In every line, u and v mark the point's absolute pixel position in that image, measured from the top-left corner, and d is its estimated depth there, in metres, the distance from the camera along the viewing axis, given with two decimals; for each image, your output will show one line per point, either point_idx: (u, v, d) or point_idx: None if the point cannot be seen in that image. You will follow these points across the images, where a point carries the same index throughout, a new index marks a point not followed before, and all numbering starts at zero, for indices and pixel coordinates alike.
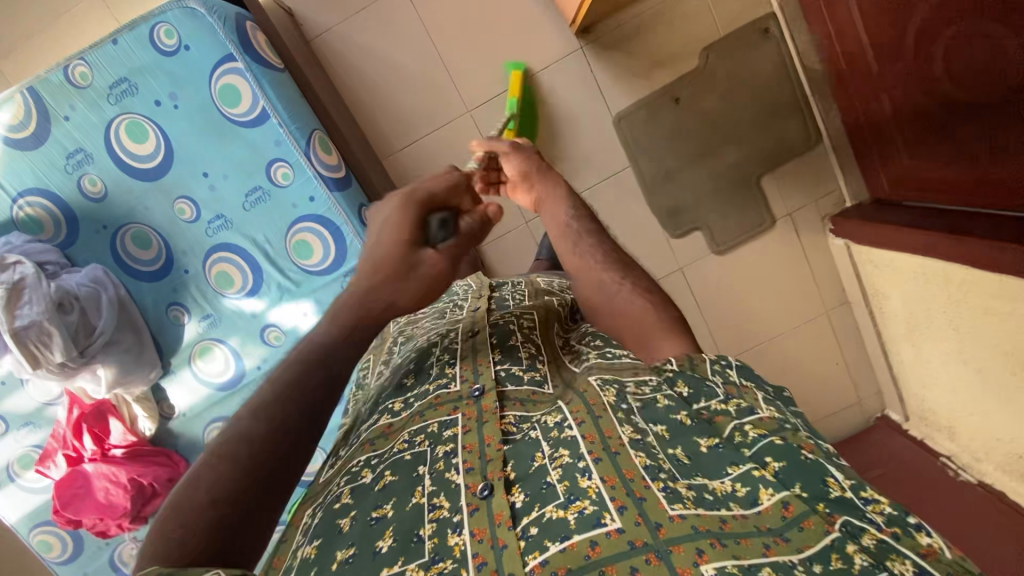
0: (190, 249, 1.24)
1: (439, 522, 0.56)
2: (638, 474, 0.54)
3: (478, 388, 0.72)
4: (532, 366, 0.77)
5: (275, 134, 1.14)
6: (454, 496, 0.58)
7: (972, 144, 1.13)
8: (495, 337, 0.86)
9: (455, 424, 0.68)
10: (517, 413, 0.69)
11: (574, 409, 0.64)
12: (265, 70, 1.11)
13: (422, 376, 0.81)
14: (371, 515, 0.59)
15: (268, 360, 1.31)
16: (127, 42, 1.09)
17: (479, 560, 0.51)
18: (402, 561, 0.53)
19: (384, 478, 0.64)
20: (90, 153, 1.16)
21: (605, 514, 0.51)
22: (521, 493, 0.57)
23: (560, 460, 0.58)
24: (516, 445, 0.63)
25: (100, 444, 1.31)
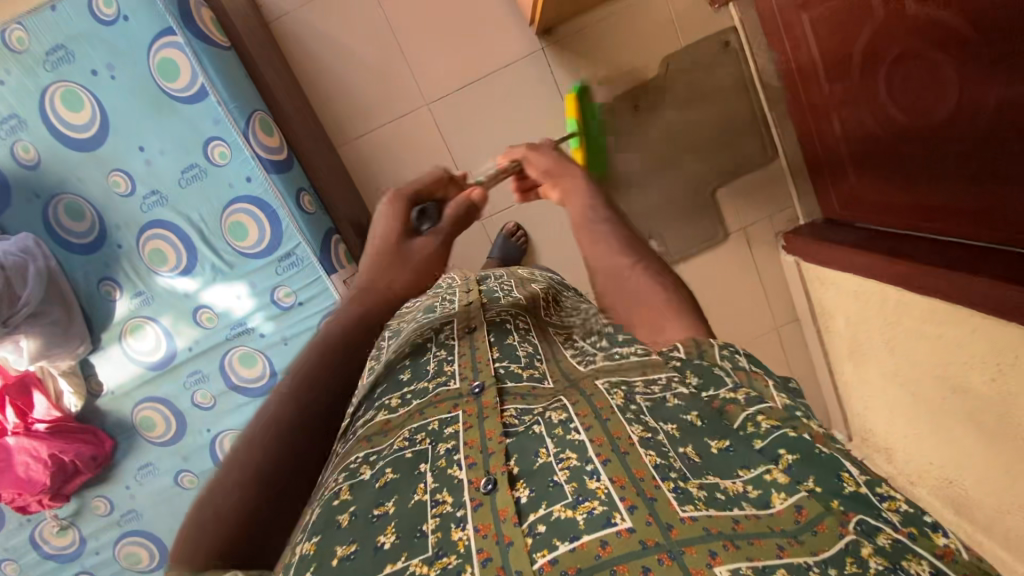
0: (124, 223, 1.22)
1: (442, 517, 0.51)
2: (648, 474, 0.49)
3: (478, 384, 0.67)
4: (534, 365, 0.72)
5: (214, 112, 1.13)
6: (457, 491, 0.53)
7: (911, 167, 1.14)
8: (495, 334, 0.81)
9: (455, 421, 0.63)
10: (518, 406, 0.63)
11: (579, 410, 0.58)
12: (206, 47, 1.10)
13: (421, 372, 0.75)
14: (373, 512, 0.54)
15: (200, 342, 1.30)
16: (67, 9, 1.07)
17: (483, 556, 0.46)
18: (405, 556, 0.49)
19: (385, 474, 0.58)
20: (24, 120, 1.14)
21: (615, 513, 0.45)
22: (526, 490, 0.51)
23: (567, 461, 0.52)
24: (518, 437, 0.58)
25: (23, 417, 1.29)
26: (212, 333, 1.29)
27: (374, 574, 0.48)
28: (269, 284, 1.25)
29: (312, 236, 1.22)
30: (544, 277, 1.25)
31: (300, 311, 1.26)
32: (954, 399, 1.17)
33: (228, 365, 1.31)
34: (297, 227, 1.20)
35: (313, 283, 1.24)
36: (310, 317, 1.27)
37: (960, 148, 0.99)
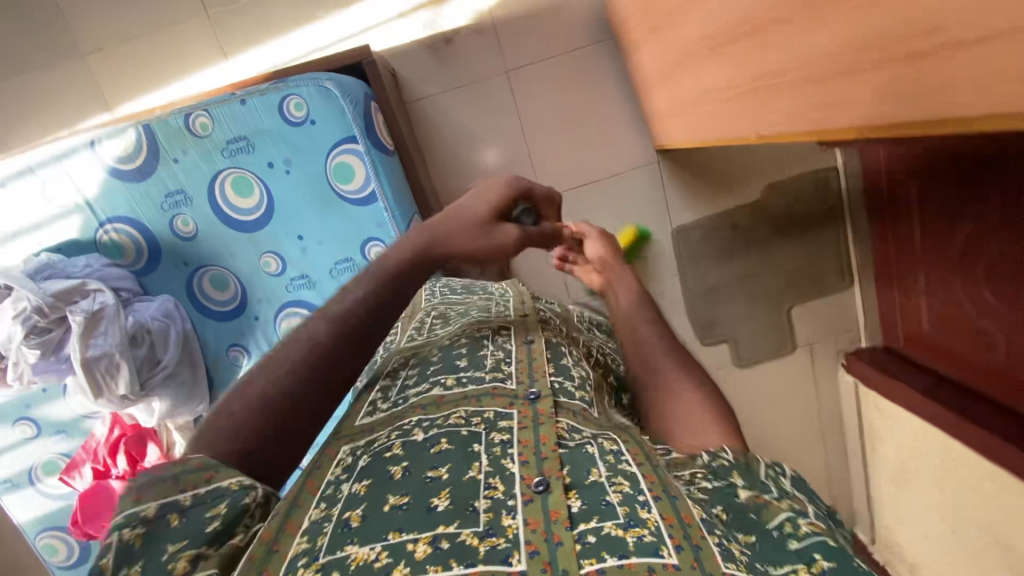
0: (266, 299, 1.27)
1: (494, 500, 0.47)
2: (697, 522, 0.45)
3: (536, 391, 0.63)
4: (585, 388, 0.68)
5: (379, 216, 1.18)
6: (511, 482, 0.49)
7: (994, 343, 1.29)
8: (550, 350, 0.77)
9: (511, 418, 0.60)
10: (571, 423, 0.59)
11: (633, 445, 0.55)
12: (383, 156, 1.15)
13: (478, 359, 0.72)
14: (425, 473, 0.50)
15: None
16: (256, 105, 1.11)
17: (533, 548, 0.42)
18: (458, 523, 0.44)
19: (441, 442, 0.54)
20: (189, 196, 1.18)
21: (664, 547, 0.41)
22: (580, 500, 0.47)
23: (620, 485, 0.48)
24: (573, 454, 0.53)
25: (132, 464, 1.32)
26: None
27: (423, 529, 0.44)
28: None
29: None
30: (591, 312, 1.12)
31: None
32: (997, 548, 1.33)
33: None
34: None
35: None
36: None
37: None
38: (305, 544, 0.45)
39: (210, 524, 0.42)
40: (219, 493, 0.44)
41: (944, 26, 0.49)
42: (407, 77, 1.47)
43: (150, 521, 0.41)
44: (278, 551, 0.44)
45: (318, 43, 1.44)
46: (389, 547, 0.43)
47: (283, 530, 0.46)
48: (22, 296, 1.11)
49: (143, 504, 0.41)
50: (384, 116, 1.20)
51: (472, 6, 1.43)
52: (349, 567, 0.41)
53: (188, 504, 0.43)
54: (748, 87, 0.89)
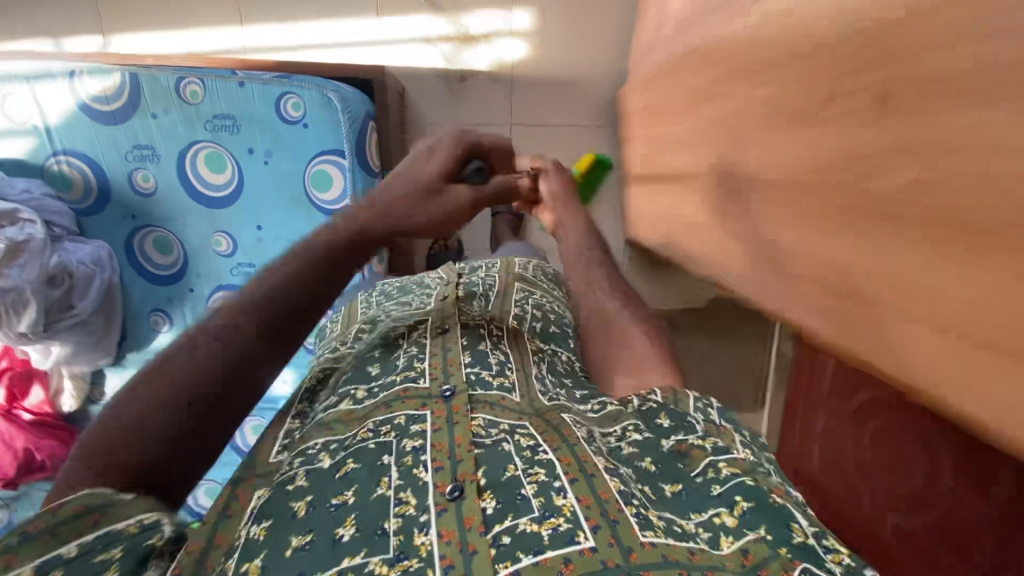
0: (206, 275, 1.24)
1: (405, 518, 0.43)
2: (613, 496, 0.44)
3: (449, 387, 0.58)
4: (503, 374, 0.65)
5: None
6: (424, 494, 0.45)
7: (857, 503, 1.35)
8: (469, 340, 0.71)
9: (422, 420, 0.54)
10: (484, 417, 0.55)
11: (546, 435, 0.53)
12: (364, 177, 1.16)
13: (388, 367, 0.66)
14: (330, 502, 0.45)
15: None
16: (252, 91, 1.10)
17: (447, 563, 0.39)
18: (366, 552, 0.41)
19: (347, 463, 0.49)
20: (158, 155, 1.14)
21: (580, 533, 0.41)
22: (494, 502, 0.44)
23: (535, 477, 0.47)
24: (489, 451, 0.50)
25: (9, 401, 1.24)
26: None
27: (326, 567, 0.40)
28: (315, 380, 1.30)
29: None
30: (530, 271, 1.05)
31: None
32: None
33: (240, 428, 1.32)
34: None
35: None
36: None
37: (963, 454, 1.02)
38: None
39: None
40: (114, 537, 0.36)
41: (861, 290, 0.57)
42: (413, 101, 1.48)
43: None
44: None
45: (337, 39, 1.43)
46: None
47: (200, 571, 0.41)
48: None
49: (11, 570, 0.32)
50: (378, 137, 1.22)
51: (495, 55, 1.46)
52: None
53: (72, 557, 0.35)
54: (705, 238, 0.97)
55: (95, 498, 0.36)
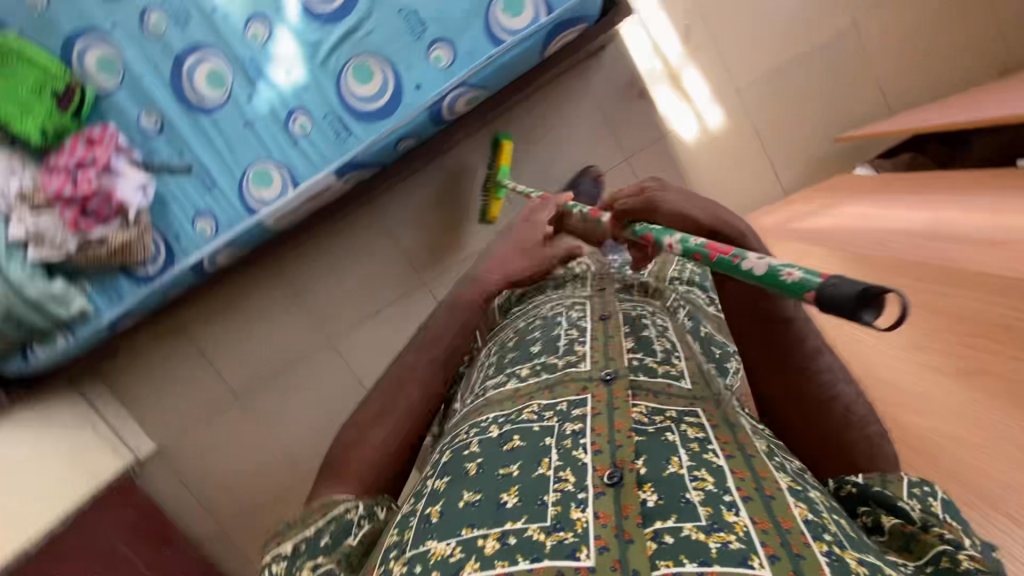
0: None
1: (564, 493, 0.49)
2: (795, 528, 0.44)
3: (610, 371, 0.60)
4: (670, 361, 0.64)
5: (479, 52, 1.12)
6: (583, 474, 0.50)
7: None
8: (631, 320, 0.72)
9: (585, 403, 0.57)
10: (647, 406, 0.58)
11: (720, 434, 0.54)
12: (539, 42, 1.12)
13: (551, 343, 0.69)
14: (497, 470, 0.53)
15: (221, 24, 1.13)
16: None
17: (602, 545, 0.44)
18: (526, 519, 0.48)
19: (514, 440, 0.56)
20: None
21: (753, 556, 0.42)
22: (655, 497, 0.48)
23: (701, 482, 0.48)
24: (649, 440, 0.54)
25: None
26: (237, 40, 1.13)
27: (494, 525, 0.48)
28: (307, 99, 1.14)
29: (375, 147, 1.16)
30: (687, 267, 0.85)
31: (290, 148, 1.16)
32: None
33: (201, 57, 1.13)
34: (383, 132, 1.15)
35: (322, 153, 1.16)
36: (281, 157, 1.16)
37: None
38: (397, 536, 0.54)
39: (324, 540, 0.57)
40: (329, 521, 0.59)
41: None
42: (601, 61, 1.49)
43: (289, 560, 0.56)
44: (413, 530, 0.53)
45: None
46: (463, 543, 0.48)
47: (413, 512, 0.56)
48: None
49: (282, 541, 0.57)
50: (574, 38, 1.20)
51: (673, 114, 1.53)
52: (431, 560, 0.48)
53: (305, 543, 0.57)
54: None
55: (281, 525, 0.59)
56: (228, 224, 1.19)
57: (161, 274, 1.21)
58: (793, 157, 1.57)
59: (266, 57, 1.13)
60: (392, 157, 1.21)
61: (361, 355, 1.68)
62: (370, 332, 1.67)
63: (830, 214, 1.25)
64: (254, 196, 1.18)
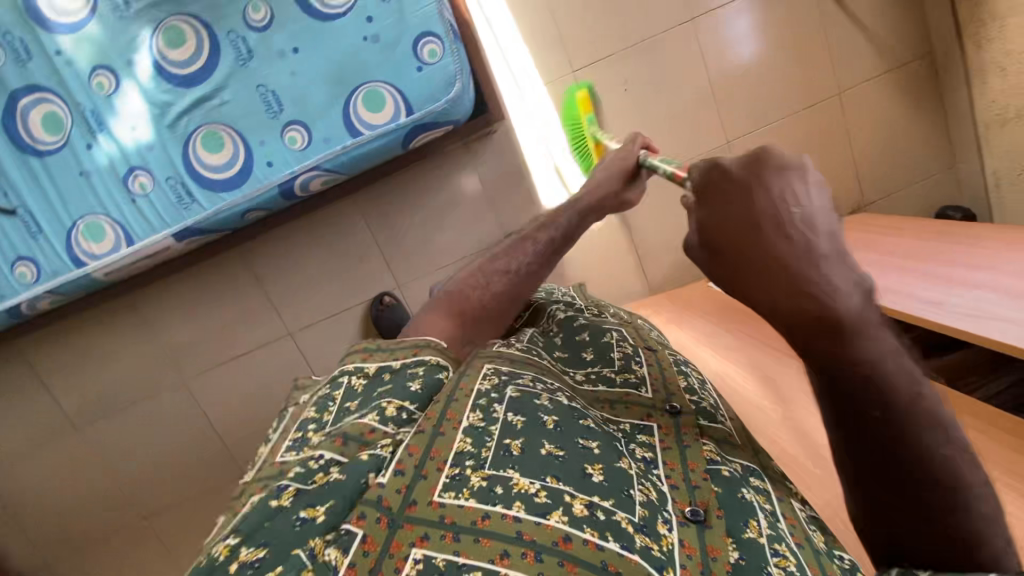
0: (211, 5, 1.07)
1: (649, 500, 0.47)
2: None
3: (675, 406, 0.61)
4: (724, 414, 0.64)
5: (334, 140, 1.12)
6: (664, 501, 0.48)
7: None
8: (676, 365, 0.70)
9: (649, 431, 0.57)
10: (715, 447, 0.56)
11: (787, 515, 0.51)
12: (396, 140, 1.14)
13: (605, 357, 0.70)
14: (577, 439, 0.50)
15: (64, 68, 1.07)
16: (425, 6, 1.09)
17: (687, 574, 0.43)
18: (613, 502, 0.45)
19: (588, 419, 0.54)
20: None
21: None
22: (738, 554, 0.45)
23: (783, 560, 0.45)
24: (728, 492, 0.50)
25: None
26: (82, 87, 1.08)
27: (581, 490, 0.46)
28: (149, 159, 1.11)
29: (217, 217, 1.14)
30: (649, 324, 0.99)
31: (126, 206, 1.12)
32: None
33: (37, 97, 1.08)
34: (226, 203, 1.12)
35: (159, 215, 1.12)
36: (116, 214, 1.12)
37: None
38: (470, 447, 0.49)
39: (410, 385, 0.58)
40: (418, 365, 0.61)
41: None
42: (487, 144, 1.52)
43: (370, 376, 0.60)
44: (422, 474, 0.47)
45: (508, 54, 1.48)
46: (549, 490, 0.46)
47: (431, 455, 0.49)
48: None
49: (370, 360, 0.62)
50: (441, 136, 1.22)
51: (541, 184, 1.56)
52: (513, 489, 0.46)
53: (394, 372, 0.60)
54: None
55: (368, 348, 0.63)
56: (50, 272, 1.13)
57: None
58: (660, 260, 1.66)
59: (110, 111, 1.09)
60: (244, 220, 1.18)
61: (214, 395, 1.63)
62: (226, 375, 1.61)
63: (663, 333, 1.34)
64: (82, 249, 1.12)
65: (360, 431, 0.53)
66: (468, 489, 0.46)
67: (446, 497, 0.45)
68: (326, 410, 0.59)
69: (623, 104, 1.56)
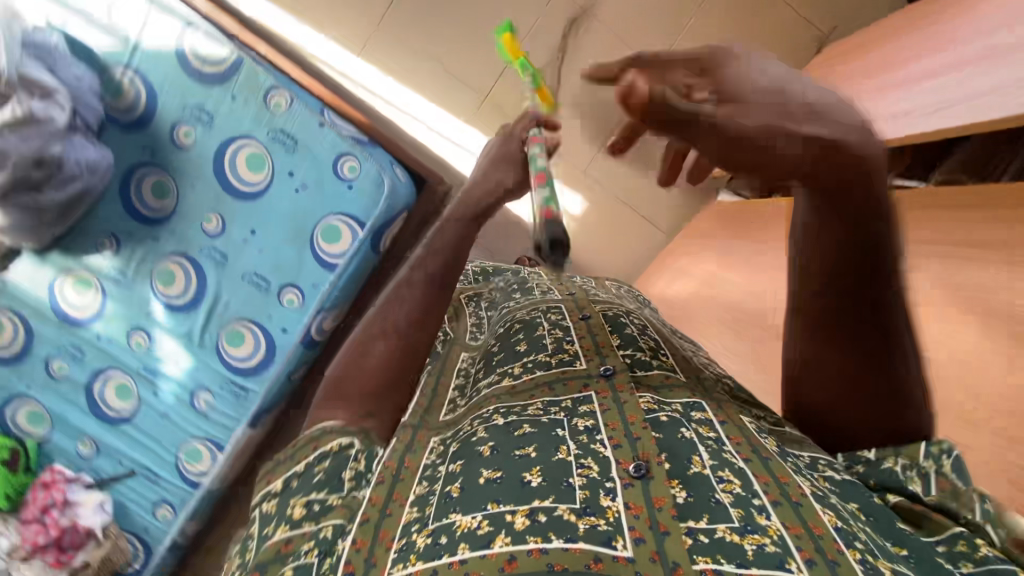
0: (179, 236, 1.24)
1: (589, 479, 0.44)
2: (827, 534, 0.40)
3: (609, 368, 0.60)
4: (663, 357, 0.65)
5: (321, 282, 1.24)
6: (605, 465, 0.46)
7: None
8: (608, 320, 0.73)
9: (588, 401, 0.55)
10: (652, 398, 0.56)
11: (733, 435, 0.51)
12: (367, 252, 1.24)
13: (537, 344, 0.68)
14: (512, 451, 0.48)
15: (111, 346, 1.28)
16: (325, 135, 1.21)
17: (637, 535, 0.40)
18: (554, 499, 0.42)
19: (524, 426, 0.51)
20: (212, 125, 1.21)
21: (790, 561, 0.38)
22: (685, 492, 0.44)
23: (729, 484, 0.44)
24: (669, 439, 0.49)
25: None
26: (129, 353, 1.28)
27: (519, 502, 0.42)
28: (202, 380, 1.28)
29: (272, 394, 1.28)
30: (621, 288, 0.97)
31: (204, 422, 1.29)
32: None
33: (105, 379, 1.29)
34: (271, 378, 1.27)
35: (230, 416, 1.28)
36: (201, 432, 1.30)
37: None
38: (416, 513, 0.45)
39: (318, 475, 0.45)
40: (322, 455, 0.46)
41: None
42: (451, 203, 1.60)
43: (279, 492, 0.46)
44: (375, 564, 0.41)
45: (417, 117, 1.55)
46: (490, 516, 0.41)
47: (377, 541, 0.43)
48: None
49: (275, 478, 0.47)
50: (404, 223, 1.31)
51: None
52: (457, 532, 0.41)
53: (301, 469, 0.46)
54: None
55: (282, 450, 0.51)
56: (182, 502, 1.33)
57: (148, 563, 1.34)
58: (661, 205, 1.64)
59: (157, 359, 1.28)
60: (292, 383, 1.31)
61: None
62: None
63: (694, 274, 1.31)
64: (192, 472, 1.31)
65: (275, 552, 0.41)
66: (412, 555, 0.40)
67: (394, 571, 0.40)
68: (244, 549, 0.45)
69: None
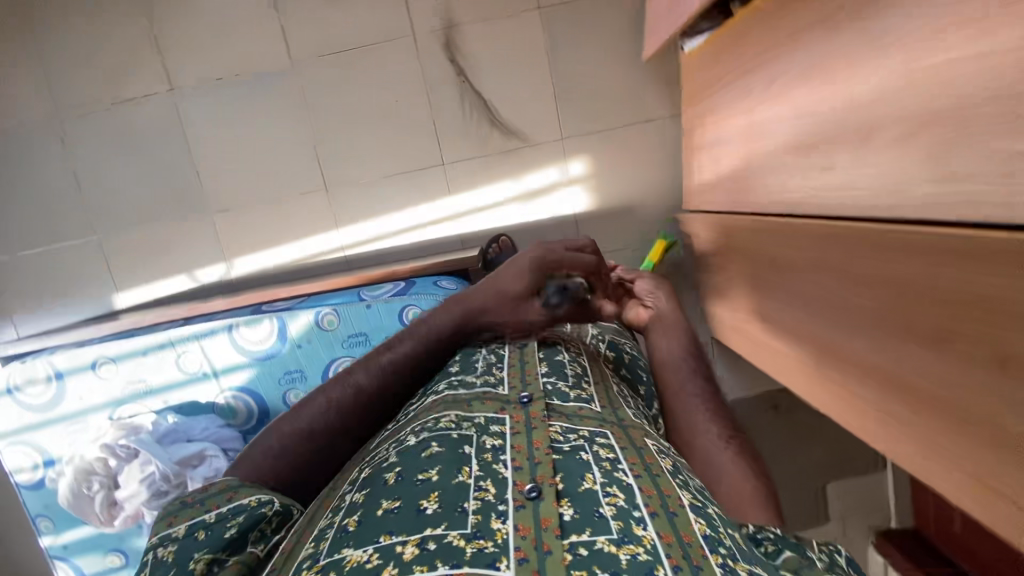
0: None
1: (484, 503, 0.46)
2: (695, 540, 0.45)
3: (527, 395, 0.64)
4: (579, 388, 0.70)
5: None
6: (503, 487, 0.49)
7: None
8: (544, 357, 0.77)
9: (501, 423, 0.59)
10: (563, 425, 0.59)
11: (629, 458, 0.55)
12: None
13: (469, 366, 0.72)
14: (416, 476, 0.49)
15: None
16: (379, 310, 1.31)
17: (522, 555, 0.41)
18: (446, 526, 0.43)
19: (431, 445, 0.53)
20: (304, 375, 1.34)
21: (659, 567, 0.41)
22: (571, 510, 0.46)
23: (614, 499, 0.48)
24: (567, 460, 0.53)
25: None
26: None
27: (412, 531, 0.43)
28: None
29: None
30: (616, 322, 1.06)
31: None
32: None
33: None
34: None
35: None
36: None
37: None
38: (311, 550, 0.45)
39: (229, 531, 0.50)
40: (237, 509, 0.52)
41: None
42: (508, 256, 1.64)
43: (179, 540, 0.50)
44: None
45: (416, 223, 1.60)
46: (379, 550, 0.42)
47: None
48: (151, 461, 1.21)
49: (178, 523, 0.52)
50: None
51: (554, 206, 1.59)
52: (346, 567, 0.41)
53: (211, 522, 0.52)
54: (817, 400, 1.07)
55: (231, 486, 0.56)
56: None
57: None
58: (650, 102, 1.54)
59: None
60: None
61: None
62: None
63: (737, 133, 1.21)
64: None
65: None
66: None
67: None
68: None
69: (480, 114, 1.54)
